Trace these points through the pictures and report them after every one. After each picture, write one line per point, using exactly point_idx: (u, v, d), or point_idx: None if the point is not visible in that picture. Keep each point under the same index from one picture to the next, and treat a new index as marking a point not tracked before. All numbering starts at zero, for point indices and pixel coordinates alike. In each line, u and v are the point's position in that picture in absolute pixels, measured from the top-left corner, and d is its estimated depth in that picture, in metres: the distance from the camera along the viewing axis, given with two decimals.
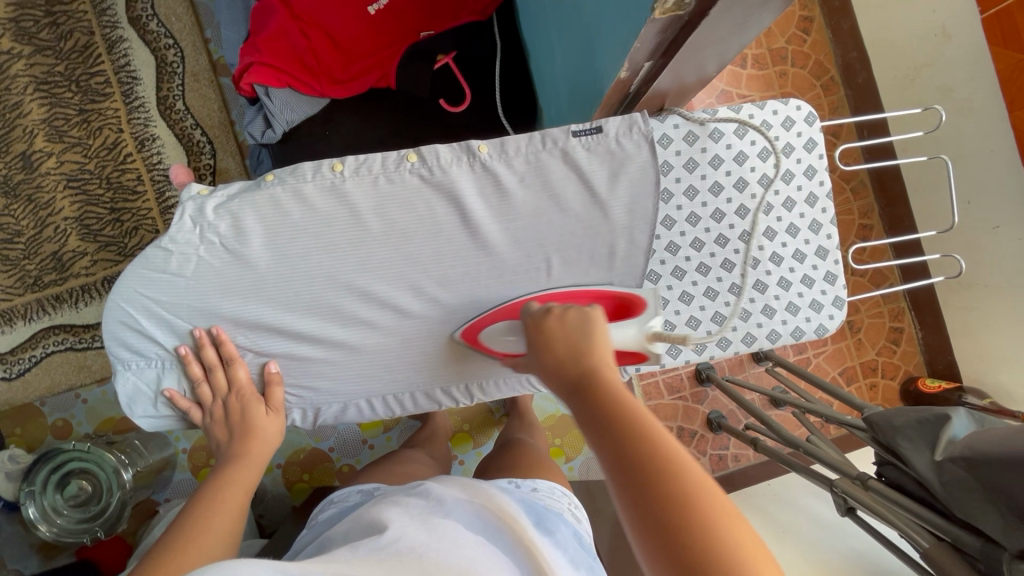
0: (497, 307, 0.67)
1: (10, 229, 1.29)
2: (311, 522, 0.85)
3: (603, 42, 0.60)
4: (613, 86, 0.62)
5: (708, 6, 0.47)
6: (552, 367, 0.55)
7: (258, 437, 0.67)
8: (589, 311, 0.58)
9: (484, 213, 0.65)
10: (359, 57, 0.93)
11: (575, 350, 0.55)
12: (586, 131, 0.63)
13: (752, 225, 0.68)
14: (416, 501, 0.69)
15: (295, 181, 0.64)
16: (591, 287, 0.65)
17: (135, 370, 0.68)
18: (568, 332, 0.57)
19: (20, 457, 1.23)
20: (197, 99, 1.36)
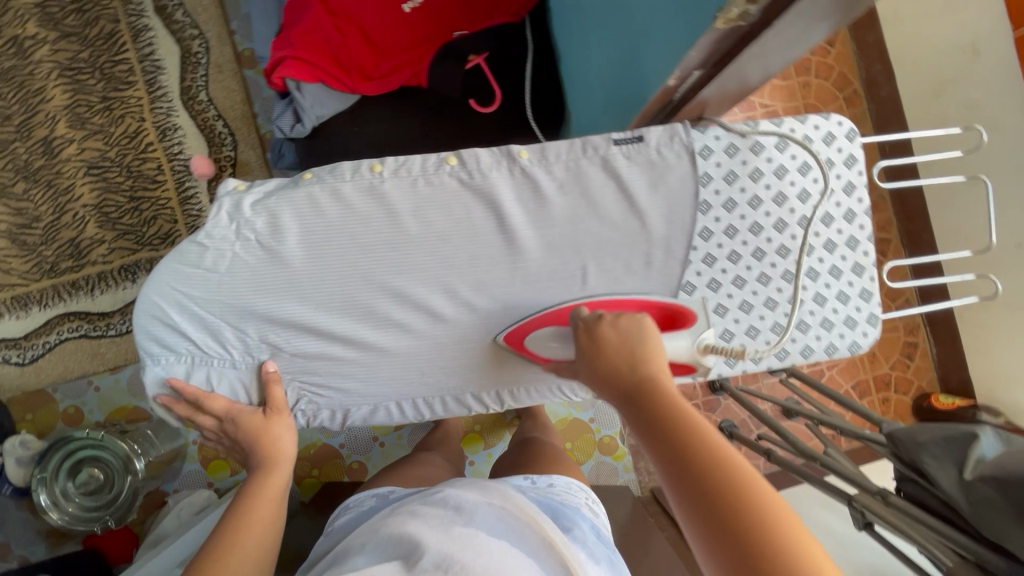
0: (541, 313, 0.67)
1: (29, 214, 1.29)
2: (326, 529, 0.85)
3: (656, 46, 0.60)
4: (659, 91, 0.62)
5: (772, 18, 0.48)
6: (609, 375, 0.58)
7: (275, 445, 0.67)
8: (642, 321, 0.60)
9: (521, 219, 0.65)
10: (392, 55, 0.92)
11: (632, 357, 0.57)
12: (628, 140, 0.63)
13: (790, 240, 0.66)
14: (438, 511, 0.68)
15: (334, 180, 0.63)
16: (640, 297, 0.67)
17: (163, 365, 0.67)
18: (622, 339, 0.59)
19: (32, 443, 1.23)
20: (220, 90, 1.37)
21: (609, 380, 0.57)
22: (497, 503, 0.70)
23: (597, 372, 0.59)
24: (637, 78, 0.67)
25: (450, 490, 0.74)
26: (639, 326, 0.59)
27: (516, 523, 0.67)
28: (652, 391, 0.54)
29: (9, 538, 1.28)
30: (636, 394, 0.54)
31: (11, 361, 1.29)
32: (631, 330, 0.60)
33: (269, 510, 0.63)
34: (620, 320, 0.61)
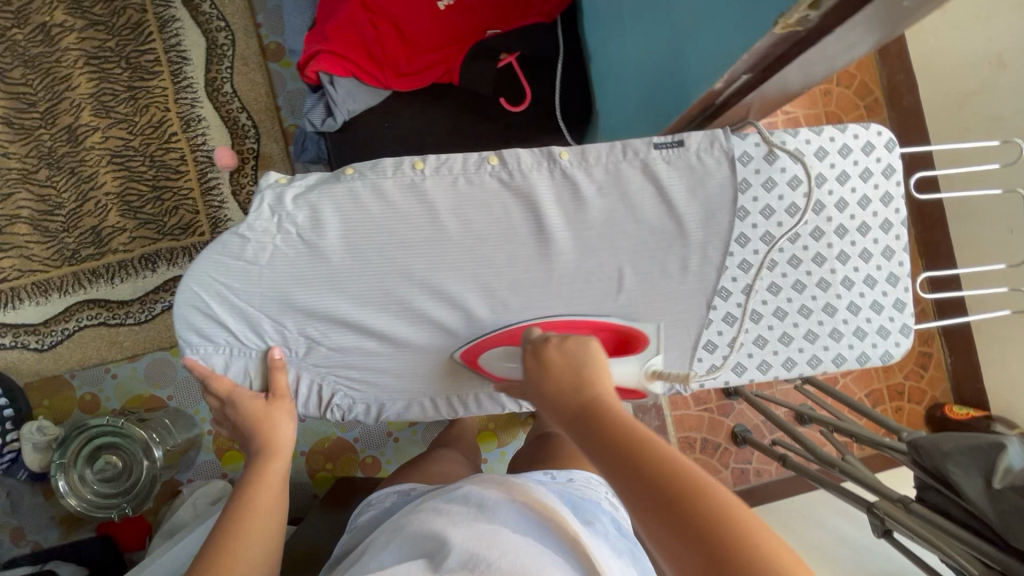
0: (496, 332, 0.69)
1: (52, 201, 1.30)
2: (349, 526, 0.84)
3: (710, 50, 0.61)
4: (705, 96, 0.65)
5: (830, 26, 0.49)
6: (555, 397, 0.57)
7: (272, 434, 0.66)
8: (587, 342, 0.60)
9: (560, 220, 0.65)
10: (426, 52, 0.93)
11: (578, 379, 0.57)
12: (669, 145, 0.63)
13: (826, 248, 0.67)
14: (460, 508, 0.66)
15: (376, 176, 0.63)
16: (593, 318, 0.69)
17: (201, 355, 0.68)
18: (569, 361, 0.59)
19: (49, 429, 1.22)
20: (244, 83, 1.37)
21: (556, 404, 0.56)
22: (522, 501, 0.68)
23: (545, 398, 0.58)
24: (683, 82, 0.68)
25: (476, 486, 0.72)
26: (584, 348, 0.60)
27: (542, 522, 0.65)
28: (599, 411, 0.53)
29: (23, 523, 1.29)
30: (584, 415, 0.53)
31: (30, 347, 1.30)
32: (576, 352, 0.60)
33: (272, 499, 0.62)
34: (566, 343, 0.61)
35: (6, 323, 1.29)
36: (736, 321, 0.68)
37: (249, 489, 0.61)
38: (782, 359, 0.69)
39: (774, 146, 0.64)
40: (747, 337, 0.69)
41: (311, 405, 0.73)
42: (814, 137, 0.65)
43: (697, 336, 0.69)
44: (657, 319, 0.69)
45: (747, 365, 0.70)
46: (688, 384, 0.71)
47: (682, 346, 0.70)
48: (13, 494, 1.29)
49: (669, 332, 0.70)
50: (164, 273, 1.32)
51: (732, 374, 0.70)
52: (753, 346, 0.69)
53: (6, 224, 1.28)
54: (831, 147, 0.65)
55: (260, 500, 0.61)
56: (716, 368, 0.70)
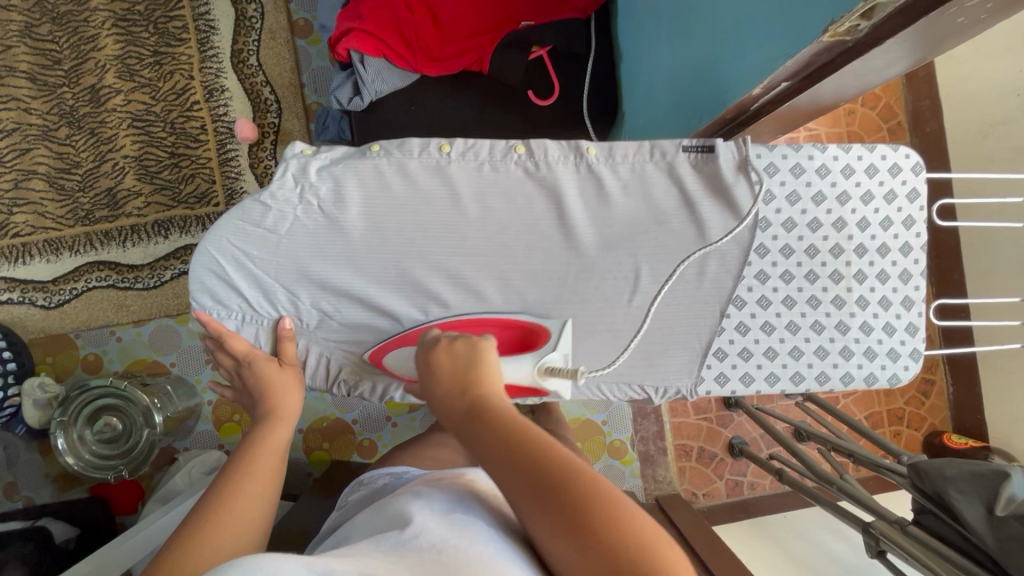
0: (400, 333, 0.68)
1: (69, 160, 1.30)
2: (340, 504, 0.79)
3: (749, 57, 0.61)
4: (735, 106, 0.66)
5: (881, 37, 0.49)
6: (443, 403, 0.55)
7: (280, 400, 0.67)
8: (474, 339, 0.57)
9: (583, 215, 0.63)
10: (458, 39, 0.92)
11: (462, 382, 0.55)
12: (697, 149, 0.61)
13: (844, 266, 0.66)
14: (441, 483, 0.63)
15: (402, 155, 0.61)
16: (501, 316, 0.66)
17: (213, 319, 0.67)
18: (455, 363, 0.56)
19: (49, 386, 1.23)
20: (270, 57, 1.36)
21: (444, 412, 0.54)
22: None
23: (436, 405, 0.56)
24: (718, 86, 0.68)
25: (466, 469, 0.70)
26: (468, 347, 0.57)
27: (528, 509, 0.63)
28: (481, 414, 0.51)
29: (18, 478, 1.30)
30: (467, 420, 0.51)
31: (37, 304, 1.30)
32: (464, 352, 0.57)
33: (276, 462, 0.61)
34: (454, 343, 0.58)
35: (16, 278, 1.30)
36: (748, 331, 0.67)
37: (253, 447, 0.61)
38: (791, 373, 0.68)
39: (801, 159, 0.63)
40: (757, 348, 0.67)
41: (318, 376, 0.73)
42: (841, 154, 0.63)
43: (709, 341, 0.68)
44: (671, 323, 0.68)
45: (756, 377, 0.68)
46: (696, 389, 0.70)
47: (692, 351, 0.69)
48: (9, 449, 1.29)
49: (683, 337, 0.69)
50: (176, 241, 1.32)
51: (739, 384, 0.69)
52: (762, 358, 0.67)
53: (23, 179, 1.29)
54: (858, 165, 0.64)
55: (265, 458, 0.60)
56: (723, 377, 0.69)
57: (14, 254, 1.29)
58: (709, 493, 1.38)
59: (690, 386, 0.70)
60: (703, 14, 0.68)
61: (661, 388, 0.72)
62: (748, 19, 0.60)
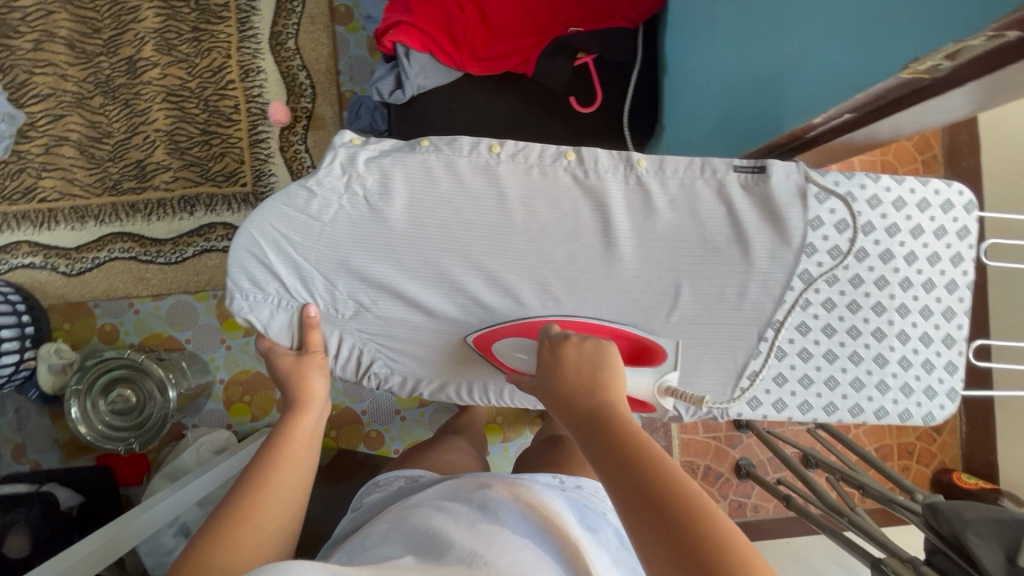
0: (511, 323, 0.67)
1: (102, 129, 1.31)
2: (354, 505, 0.79)
3: (814, 83, 0.61)
4: (795, 132, 0.65)
5: (964, 78, 0.49)
6: (567, 394, 0.56)
7: (307, 384, 0.65)
8: (605, 343, 0.58)
9: (628, 227, 0.62)
10: (506, 40, 0.92)
11: (591, 382, 0.56)
12: (750, 168, 0.61)
13: (888, 298, 0.64)
14: (464, 507, 0.66)
15: (451, 152, 0.61)
16: (613, 325, 0.65)
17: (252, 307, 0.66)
18: (583, 361, 0.57)
19: (66, 353, 1.24)
20: (308, 41, 1.35)
21: (563, 406, 0.56)
22: (532, 502, 0.69)
23: (554, 397, 0.57)
24: (777, 108, 0.67)
25: (487, 486, 0.71)
26: (600, 349, 0.58)
27: (548, 528, 0.64)
28: (606, 418, 0.53)
29: (26, 442, 1.30)
30: (591, 422, 0.53)
31: (58, 270, 1.31)
32: (593, 353, 0.58)
33: (304, 452, 0.62)
34: (583, 342, 0.59)
35: (40, 243, 1.30)
36: (785, 356, 0.66)
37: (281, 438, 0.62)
38: (824, 403, 0.67)
39: (852, 187, 0.62)
40: (793, 374, 0.66)
41: (349, 369, 0.72)
42: (894, 186, 0.63)
43: (744, 364, 0.67)
44: (709, 341, 0.66)
45: (789, 403, 0.67)
46: (728, 412, 0.69)
47: (726, 373, 0.67)
48: (20, 410, 1.30)
49: (720, 356, 0.67)
50: (201, 217, 1.32)
51: (772, 410, 0.68)
52: (797, 385, 0.66)
53: (54, 144, 1.30)
54: (909, 198, 0.63)
55: (292, 450, 0.61)
56: (757, 402, 0.67)
57: (40, 219, 1.30)
58: None
59: (722, 409, 0.69)
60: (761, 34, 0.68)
61: (692, 407, 0.71)
62: (816, 43, 0.60)
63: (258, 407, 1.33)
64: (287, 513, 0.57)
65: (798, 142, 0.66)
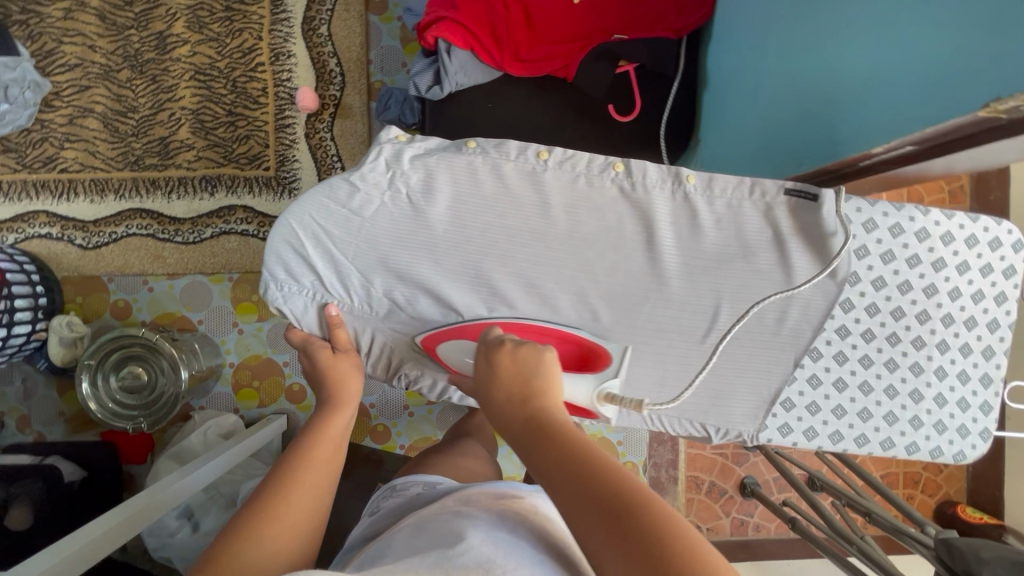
0: (457, 324, 0.66)
1: (128, 103, 1.29)
2: (371, 508, 0.78)
3: (879, 114, 0.60)
4: (851, 160, 0.64)
5: None
6: (501, 400, 0.55)
7: (344, 384, 0.69)
8: (539, 349, 0.57)
9: (673, 244, 0.61)
10: (549, 43, 0.91)
11: (523, 386, 0.55)
12: (801, 194, 0.60)
13: (928, 333, 0.63)
14: (481, 515, 0.64)
15: (498, 156, 0.60)
16: (561, 328, 0.65)
17: (286, 298, 0.66)
18: (520, 370, 0.56)
19: (77, 327, 1.23)
20: (341, 28, 1.34)
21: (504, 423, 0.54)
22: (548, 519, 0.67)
23: (494, 413, 0.56)
24: (834, 133, 0.67)
25: (505, 501, 0.69)
26: (533, 356, 0.56)
27: (568, 549, 0.62)
28: (544, 429, 0.51)
29: (31, 413, 1.29)
30: (530, 435, 0.51)
31: (75, 243, 1.30)
32: (528, 359, 0.56)
33: (335, 450, 0.64)
34: (519, 349, 0.57)
35: (57, 214, 1.29)
36: (820, 384, 0.65)
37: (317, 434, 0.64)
38: (856, 434, 0.65)
39: (903, 217, 0.62)
40: (826, 404, 0.65)
41: (379, 368, 0.73)
42: (944, 220, 0.62)
43: (778, 390, 0.65)
44: (744, 364, 0.65)
45: (819, 432, 0.66)
46: (757, 436, 0.68)
47: (759, 399, 0.66)
48: (28, 381, 1.29)
49: (753, 380, 0.66)
50: (222, 198, 1.31)
51: (802, 437, 0.67)
52: (829, 415, 0.65)
53: (78, 116, 1.29)
54: (959, 234, 0.62)
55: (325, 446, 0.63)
56: (787, 428, 0.66)
57: (59, 189, 1.29)
58: (713, 528, 1.36)
59: (751, 431, 0.68)
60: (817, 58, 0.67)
61: (722, 429, 0.70)
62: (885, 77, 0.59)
63: (266, 393, 1.33)
64: (314, 506, 0.58)
65: (852, 171, 0.65)
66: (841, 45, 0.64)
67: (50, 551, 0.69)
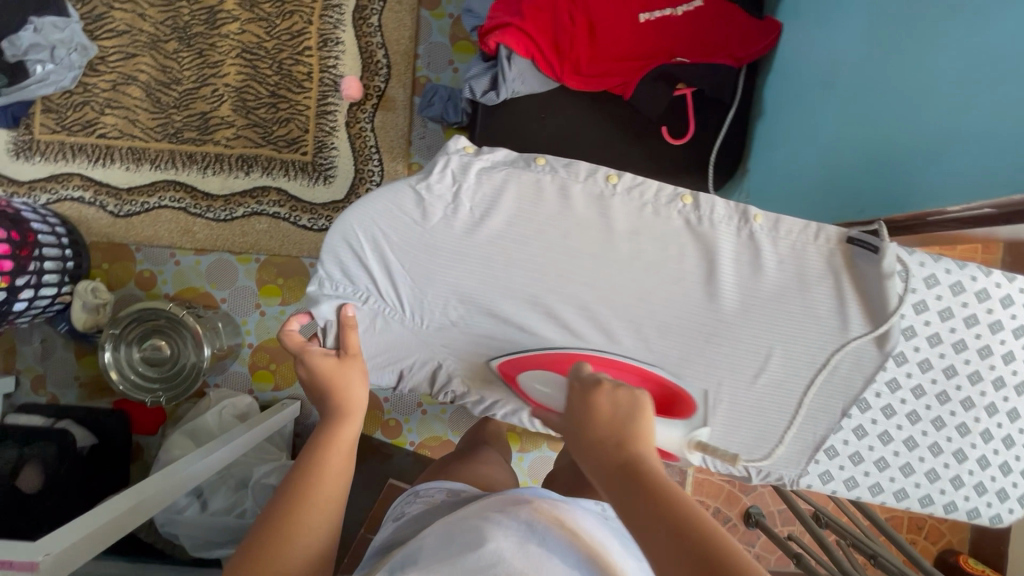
0: (542, 353, 0.68)
1: (172, 74, 1.29)
2: (392, 514, 0.76)
3: (952, 175, 0.63)
4: (916, 214, 0.67)
5: None
6: (594, 443, 0.51)
7: (347, 393, 0.64)
8: (636, 393, 0.53)
9: (734, 281, 0.64)
10: (610, 58, 0.90)
11: (619, 432, 0.51)
12: (864, 244, 0.61)
13: (979, 394, 0.64)
14: (508, 520, 0.59)
15: (567, 176, 0.63)
16: (645, 367, 0.67)
17: (339, 295, 0.67)
18: (614, 414, 0.52)
19: (101, 293, 1.22)
20: (392, 20, 1.33)
21: (593, 466, 0.50)
22: (583, 524, 0.64)
23: (584, 454, 0.52)
24: (899, 185, 0.69)
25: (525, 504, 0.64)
26: (629, 399, 0.52)
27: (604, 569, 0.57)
28: (643, 483, 0.47)
29: (47, 373, 1.29)
30: (628, 484, 0.48)
31: (106, 209, 1.29)
32: (625, 403, 0.53)
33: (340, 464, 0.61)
34: (616, 390, 0.53)
35: (91, 178, 1.29)
36: (865, 435, 0.66)
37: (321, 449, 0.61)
38: (896, 488, 0.67)
39: (965, 276, 0.63)
40: (869, 454, 0.66)
41: (428, 381, 0.78)
42: (983, 276, 0.63)
43: (823, 438, 0.67)
44: (790, 408, 0.67)
45: (860, 483, 0.67)
46: (797, 481, 0.70)
47: (802, 446, 0.68)
48: (46, 341, 1.29)
49: (799, 424, 0.67)
50: (257, 178, 1.31)
51: (841, 487, 0.68)
52: (871, 466, 0.66)
53: (122, 82, 1.28)
54: (998, 292, 0.63)
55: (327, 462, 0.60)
56: (828, 476, 0.68)
57: (96, 154, 1.29)
58: None
59: (793, 476, 0.70)
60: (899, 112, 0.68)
61: (763, 471, 0.71)
62: (971, 137, 0.61)
63: (282, 376, 1.32)
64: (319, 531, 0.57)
65: (914, 223, 0.67)
66: (919, 106, 0.67)
67: (78, 522, 0.67)
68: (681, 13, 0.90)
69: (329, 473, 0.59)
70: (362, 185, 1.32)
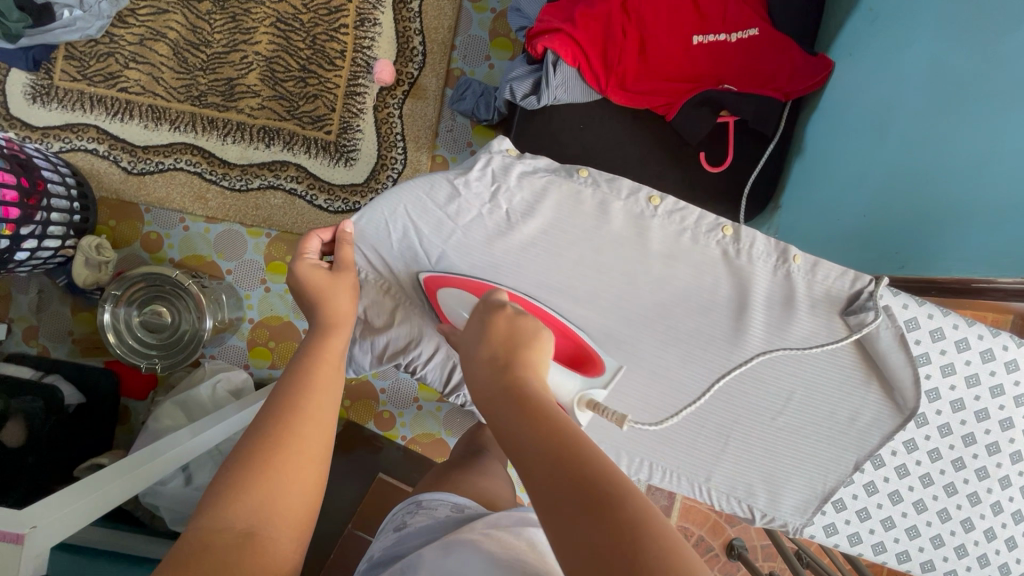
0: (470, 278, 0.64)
1: (202, 37, 1.26)
2: (392, 525, 0.73)
3: (992, 247, 0.62)
4: (960, 280, 0.66)
5: None
6: (483, 360, 0.48)
7: (335, 302, 0.62)
8: (537, 325, 0.50)
9: (764, 322, 0.64)
10: (656, 78, 0.90)
11: (511, 351, 0.48)
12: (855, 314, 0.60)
13: (995, 465, 0.65)
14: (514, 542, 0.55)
15: (608, 191, 0.64)
16: (563, 322, 0.63)
17: (370, 285, 0.70)
18: (511, 334, 0.49)
19: (105, 251, 1.19)
20: (432, 7, 1.31)
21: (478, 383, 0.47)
22: None
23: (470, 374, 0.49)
24: (941, 246, 0.68)
25: (535, 528, 0.59)
26: (529, 327, 0.50)
27: None
28: (522, 394, 0.44)
29: (41, 325, 1.26)
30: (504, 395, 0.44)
31: (120, 165, 1.26)
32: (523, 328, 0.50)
33: (334, 373, 0.60)
34: (519, 318, 0.51)
35: (108, 132, 1.26)
36: (875, 492, 0.68)
37: (316, 357, 0.59)
38: (899, 549, 0.68)
39: (995, 346, 0.64)
40: (877, 512, 0.68)
41: (442, 379, 0.78)
42: (1012, 346, 0.64)
43: (830, 489, 0.69)
44: (803, 459, 0.69)
45: (863, 539, 0.69)
46: (801, 528, 0.71)
47: (811, 493, 0.70)
48: (43, 292, 1.26)
49: (810, 472, 0.69)
50: (276, 152, 1.28)
51: (844, 540, 0.70)
52: (877, 524, 0.68)
53: (149, 38, 1.25)
54: None
55: (323, 372, 0.58)
56: (833, 528, 0.70)
57: (115, 108, 1.25)
58: None
59: (797, 523, 0.71)
60: (943, 176, 0.68)
61: (767, 514, 0.73)
62: (1009, 208, 0.61)
63: (279, 355, 1.30)
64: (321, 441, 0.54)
65: (960, 288, 0.68)
66: (967, 173, 0.65)
67: (65, 496, 0.66)
68: (734, 39, 0.89)
69: (324, 381, 0.58)
70: (383, 171, 1.29)
